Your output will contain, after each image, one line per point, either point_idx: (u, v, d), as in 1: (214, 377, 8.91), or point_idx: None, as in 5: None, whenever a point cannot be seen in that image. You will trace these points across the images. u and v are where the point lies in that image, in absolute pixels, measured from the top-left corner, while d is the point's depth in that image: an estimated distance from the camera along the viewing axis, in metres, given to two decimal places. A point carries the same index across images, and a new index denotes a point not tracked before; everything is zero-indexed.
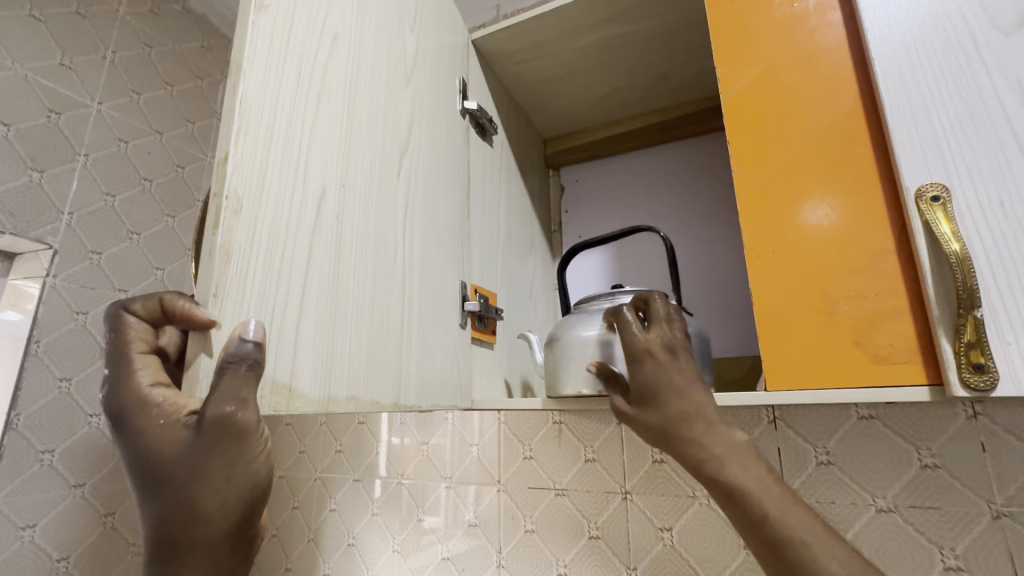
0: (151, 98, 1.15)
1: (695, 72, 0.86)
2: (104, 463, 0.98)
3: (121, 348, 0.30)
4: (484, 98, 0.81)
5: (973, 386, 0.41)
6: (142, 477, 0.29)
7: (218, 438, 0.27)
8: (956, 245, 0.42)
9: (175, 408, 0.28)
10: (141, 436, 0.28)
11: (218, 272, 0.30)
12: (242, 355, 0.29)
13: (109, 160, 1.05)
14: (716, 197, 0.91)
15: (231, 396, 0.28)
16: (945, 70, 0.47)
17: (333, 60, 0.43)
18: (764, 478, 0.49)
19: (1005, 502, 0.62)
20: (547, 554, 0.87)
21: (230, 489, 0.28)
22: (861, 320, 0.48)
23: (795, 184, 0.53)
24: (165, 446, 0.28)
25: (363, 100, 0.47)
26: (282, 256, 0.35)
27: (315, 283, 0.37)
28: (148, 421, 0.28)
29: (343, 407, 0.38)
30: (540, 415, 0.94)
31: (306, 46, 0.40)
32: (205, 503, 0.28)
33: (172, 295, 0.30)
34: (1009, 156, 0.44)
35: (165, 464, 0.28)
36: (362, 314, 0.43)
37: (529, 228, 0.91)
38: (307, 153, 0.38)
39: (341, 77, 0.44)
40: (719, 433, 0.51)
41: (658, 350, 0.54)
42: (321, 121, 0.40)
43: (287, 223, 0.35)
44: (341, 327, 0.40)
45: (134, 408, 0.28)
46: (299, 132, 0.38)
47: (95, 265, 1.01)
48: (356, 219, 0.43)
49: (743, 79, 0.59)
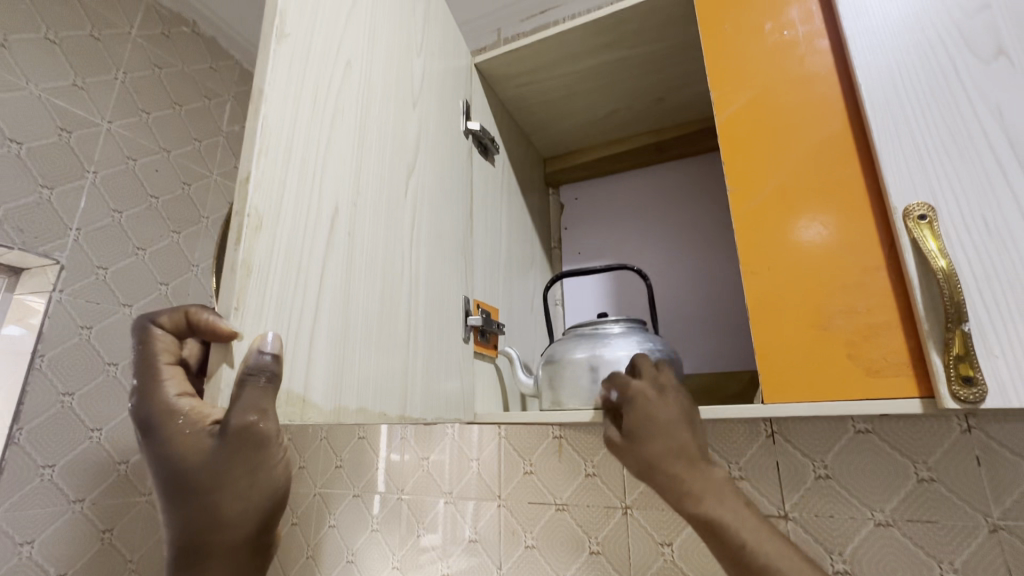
0: (160, 116, 1.18)
1: (690, 95, 0.89)
2: (103, 477, 0.98)
3: (149, 358, 0.31)
4: (487, 119, 0.84)
5: (963, 398, 0.42)
6: (166, 484, 0.30)
7: (240, 446, 0.29)
8: (943, 261, 0.44)
9: (201, 417, 0.29)
10: (167, 444, 0.29)
11: (239, 286, 0.31)
12: (260, 367, 0.30)
13: (117, 177, 1.07)
14: (712, 215, 0.93)
15: (252, 406, 0.29)
16: (930, 95, 0.49)
17: (345, 85, 0.45)
18: (742, 511, 0.50)
19: (1001, 515, 0.63)
20: (547, 570, 0.87)
21: (250, 496, 0.31)
22: (854, 334, 0.49)
23: (788, 204, 0.55)
24: (189, 453, 0.29)
25: (373, 123, 0.49)
26: (299, 271, 0.36)
27: (328, 297, 0.39)
28: (176, 430, 0.29)
29: (352, 418, 0.40)
30: (541, 430, 0.94)
31: (321, 72, 0.42)
32: (227, 508, 0.30)
33: (196, 308, 0.31)
34: (991, 177, 0.45)
35: (190, 471, 0.29)
36: (371, 328, 0.44)
37: (530, 244, 0.93)
38: (322, 174, 0.40)
39: (353, 100, 0.46)
40: (700, 470, 0.53)
41: (648, 386, 0.57)
42: (334, 143, 0.42)
43: (303, 241, 0.37)
44: (352, 340, 0.41)
45: (161, 417, 0.29)
46: (315, 154, 0.39)
47: (101, 280, 1.02)
48: (366, 236, 0.45)
49: (737, 103, 0.61)
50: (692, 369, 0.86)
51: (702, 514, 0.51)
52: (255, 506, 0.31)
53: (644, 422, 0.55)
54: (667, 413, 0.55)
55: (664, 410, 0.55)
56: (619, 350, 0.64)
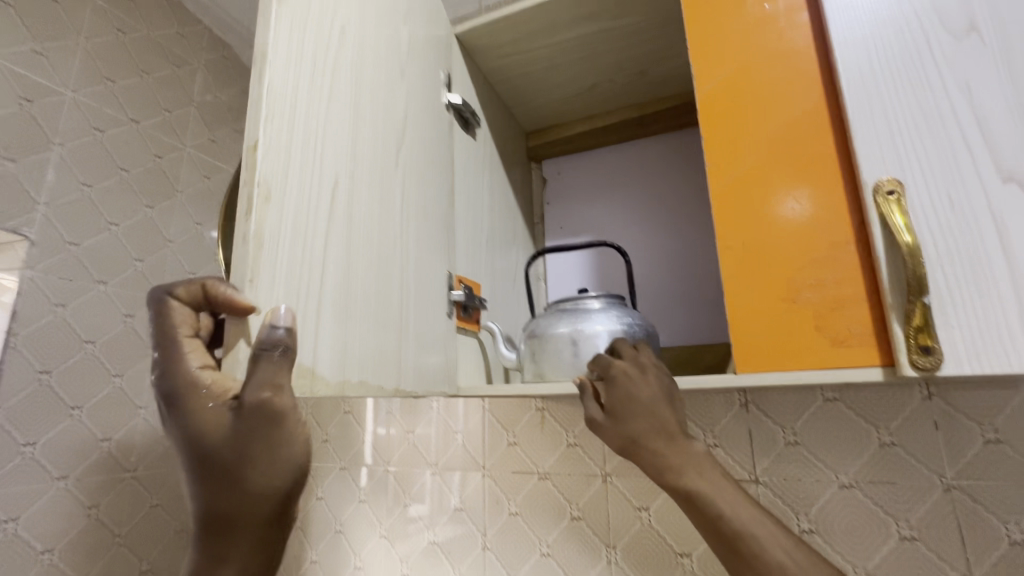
0: (127, 86, 1.14)
1: (672, 68, 0.89)
2: (85, 454, 0.97)
3: (167, 330, 0.32)
4: (468, 92, 0.82)
5: (920, 366, 0.45)
6: (192, 456, 0.31)
7: (259, 421, 0.30)
8: (909, 237, 0.46)
9: (222, 390, 0.31)
10: (189, 417, 0.30)
11: (253, 257, 0.32)
12: (275, 341, 0.31)
13: (86, 150, 1.04)
14: (692, 191, 0.94)
15: (267, 383, 0.30)
16: (903, 71, 0.50)
17: (343, 52, 0.44)
18: (720, 481, 0.53)
19: (955, 475, 0.67)
20: (530, 536, 0.90)
21: (273, 468, 0.33)
22: (823, 307, 0.51)
23: (765, 179, 0.56)
24: (213, 426, 0.30)
25: (368, 95, 0.48)
26: (305, 244, 0.36)
27: (332, 271, 0.39)
28: (200, 402, 0.30)
29: (355, 392, 0.40)
30: (523, 402, 0.96)
31: (320, 41, 0.41)
32: (253, 479, 0.32)
33: (214, 280, 0.32)
34: (958, 153, 0.47)
35: (215, 445, 0.31)
36: (370, 302, 0.44)
37: (513, 220, 0.93)
38: (323, 145, 0.40)
39: (350, 69, 0.45)
40: (679, 444, 0.54)
41: (629, 365, 0.58)
42: (335, 113, 0.42)
43: (309, 214, 0.37)
44: (353, 315, 0.41)
45: (183, 390, 0.30)
46: (318, 124, 0.39)
47: (73, 256, 0.99)
48: (365, 209, 0.45)
49: (717, 77, 0.61)
50: (671, 343, 0.89)
51: (681, 484, 0.53)
52: (277, 477, 0.33)
53: (625, 400, 0.56)
54: (647, 391, 0.56)
55: (646, 389, 0.56)
56: (599, 324, 0.65)
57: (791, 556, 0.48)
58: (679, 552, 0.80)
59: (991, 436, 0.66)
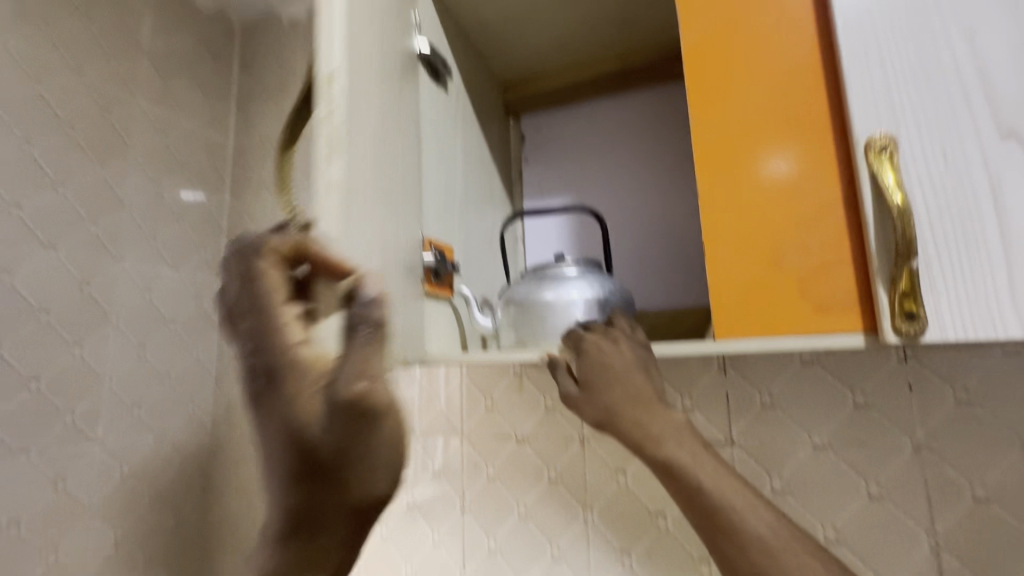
0: (65, 29, 1.03)
1: (657, 15, 0.83)
2: (47, 425, 0.94)
3: (268, 304, 0.38)
4: (439, 38, 0.76)
5: (903, 332, 0.43)
6: (292, 444, 0.35)
7: (358, 407, 0.35)
8: (898, 197, 0.43)
9: (320, 361, 0.37)
10: (292, 399, 0.35)
11: (330, 206, 0.49)
12: (369, 310, 0.39)
13: (23, 101, 0.95)
14: (675, 148, 0.90)
15: (362, 372, 0.36)
16: (904, 15, 0.46)
17: (378, 47, 0.59)
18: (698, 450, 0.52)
19: (925, 436, 0.68)
20: (507, 498, 0.90)
21: (369, 456, 0.37)
22: (807, 271, 0.49)
23: (751, 135, 0.53)
24: (312, 409, 0.35)
25: (396, 81, 0.62)
26: (359, 198, 0.53)
27: (377, 219, 0.56)
28: (303, 380, 0.36)
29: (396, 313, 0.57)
30: (500, 367, 0.95)
31: (364, 39, 0.56)
32: (353, 467, 0.37)
33: (319, 254, 0.43)
34: (955, 107, 0.44)
35: (315, 429, 0.35)
36: (402, 247, 0.61)
37: (488, 179, 0.89)
38: (368, 122, 0.55)
39: (383, 61, 0.59)
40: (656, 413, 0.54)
41: (600, 337, 0.57)
42: (375, 97, 0.57)
43: (362, 174, 0.54)
44: (391, 255, 0.58)
45: (287, 365, 0.36)
46: (365, 107, 0.55)
47: (18, 219, 0.92)
48: (397, 176, 0.61)
49: (705, 21, 0.56)
50: (650, 306, 0.87)
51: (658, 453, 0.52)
52: (373, 465, 0.38)
53: (597, 372, 0.56)
54: (620, 363, 0.56)
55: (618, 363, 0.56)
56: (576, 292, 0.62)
57: (773, 528, 0.49)
58: (654, 512, 0.81)
59: (963, 397, 0.67)
